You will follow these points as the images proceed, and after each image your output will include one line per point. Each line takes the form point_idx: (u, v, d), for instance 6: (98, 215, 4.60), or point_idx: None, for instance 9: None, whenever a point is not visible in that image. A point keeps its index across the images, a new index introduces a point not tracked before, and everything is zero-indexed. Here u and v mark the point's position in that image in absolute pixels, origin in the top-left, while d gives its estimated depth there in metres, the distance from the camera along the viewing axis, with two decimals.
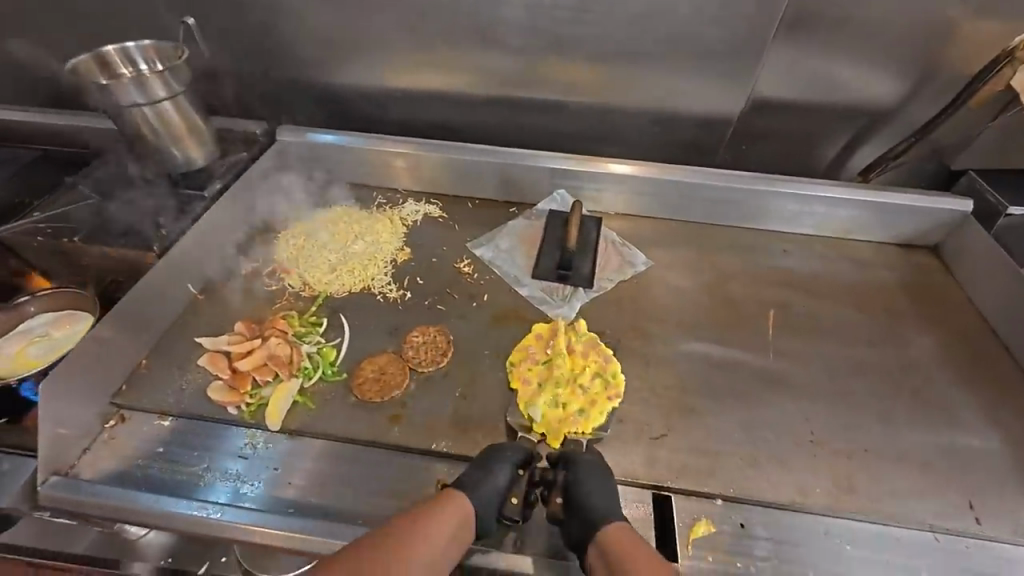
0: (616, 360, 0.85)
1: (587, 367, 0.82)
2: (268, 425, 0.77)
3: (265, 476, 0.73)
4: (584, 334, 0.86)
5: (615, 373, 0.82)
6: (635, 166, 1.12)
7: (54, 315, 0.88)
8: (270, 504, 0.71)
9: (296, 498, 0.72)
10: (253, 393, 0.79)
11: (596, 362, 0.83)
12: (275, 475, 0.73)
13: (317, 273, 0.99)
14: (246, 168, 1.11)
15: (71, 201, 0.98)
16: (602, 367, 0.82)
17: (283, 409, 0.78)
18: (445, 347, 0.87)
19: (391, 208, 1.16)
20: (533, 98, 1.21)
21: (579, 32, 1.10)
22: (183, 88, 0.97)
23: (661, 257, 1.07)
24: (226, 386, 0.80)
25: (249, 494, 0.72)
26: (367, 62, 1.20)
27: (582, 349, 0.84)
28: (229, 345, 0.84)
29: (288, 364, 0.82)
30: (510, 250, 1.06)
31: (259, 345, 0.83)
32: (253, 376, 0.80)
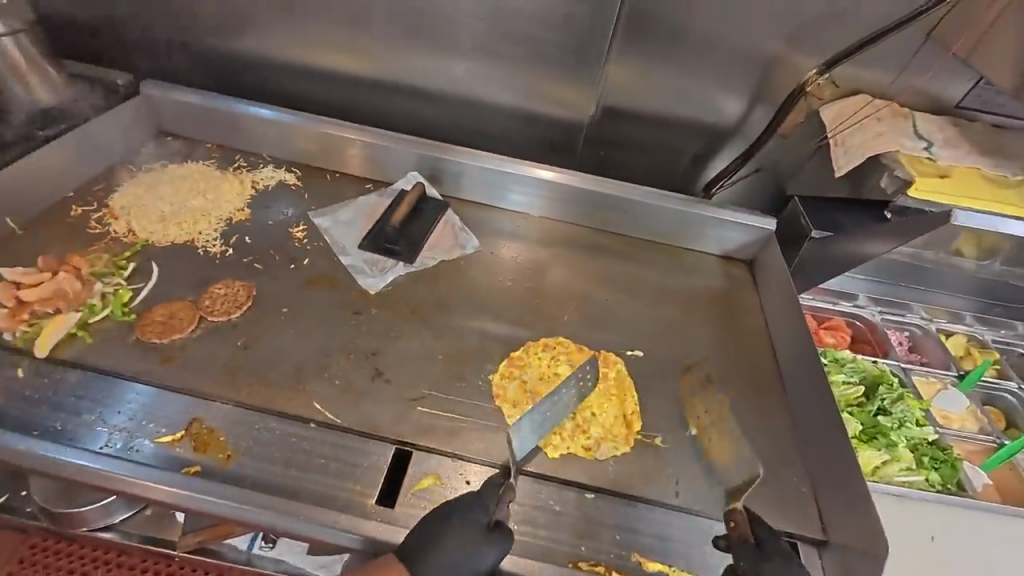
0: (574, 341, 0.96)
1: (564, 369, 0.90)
2: (34, 353, 0.79)
3: (110, 422, 0.75)
4: (541, 348, 0.92)
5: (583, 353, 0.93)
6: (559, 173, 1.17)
7: None
8: (107, 449, 0.73)
9: (132, 442, 0.74)
10: (32, 322, 0.82)
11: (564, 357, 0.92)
12: (117, 420, 0.75)
13: (145, 223, 1.01)
14: (102, 110, 1.12)
15: None
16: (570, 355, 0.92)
17: (54, 340, 0.80)
18: (243, 302, 0.91)
19: (247, 171, 1.19)
20: (402, 82, 1.26)
21: (442, 22, 1.17)
22: (24, 27, 1.04)
23: (493, 243, 1.14)
24: (5, 312, 0.81)
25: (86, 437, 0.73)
26: (242, 28, 1.24)
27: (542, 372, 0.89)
28: (22, 276, 0.85)
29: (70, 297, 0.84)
30: (348, 221, 1.11)
31: (48, 279, 0.85)
32: (34, 307, 0.82)
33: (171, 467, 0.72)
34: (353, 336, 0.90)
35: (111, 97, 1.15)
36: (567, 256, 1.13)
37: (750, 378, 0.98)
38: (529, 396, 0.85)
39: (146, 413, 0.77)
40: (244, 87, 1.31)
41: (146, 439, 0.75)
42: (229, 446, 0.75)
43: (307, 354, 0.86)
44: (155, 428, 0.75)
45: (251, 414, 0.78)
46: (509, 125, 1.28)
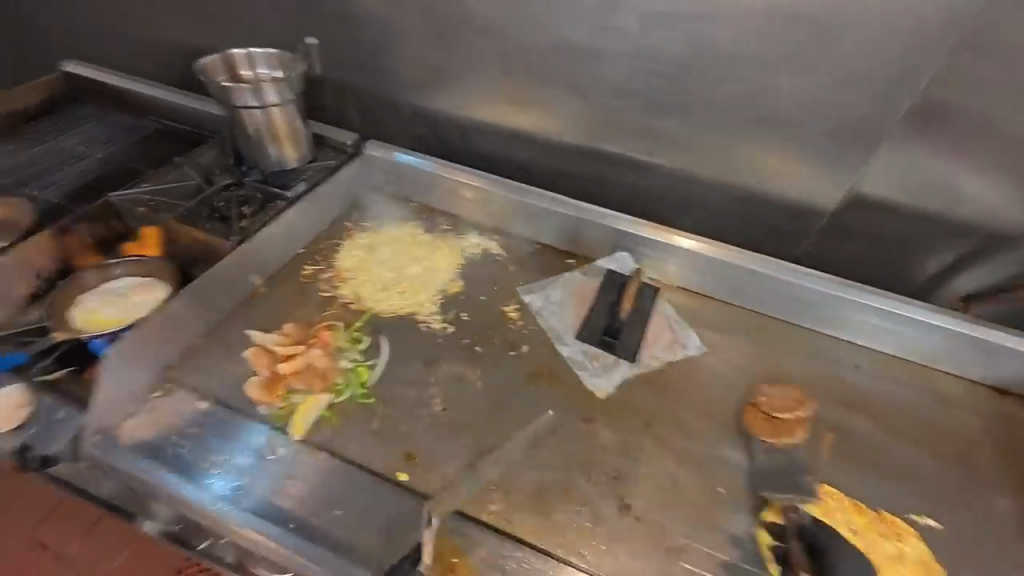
0: (842, 494, 0.80)
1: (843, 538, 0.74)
2: (290, 435, 0.79)
3: (200, 451, 0.78)
4: (806, 503, 0.77)
5: (856, 515, 0.77)
6: (701, 244, 1.08)
7: (133, 278, 0.94)
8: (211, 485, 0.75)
9: (220, 475, 0.76)
10: (285, 398, 0.83)
11: (836, 519, 0.76)
12: (206, 450, 0.78)
13: (370, 288, 1.02)
14: (334, 171, 1.16)
15: (175, 179, 1.07)
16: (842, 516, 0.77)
17: (308, 423, 0.80)
18: None
19: (453, 236, 1.17)
20: (616, 154, 1.19)
21: (677, 99, 1.08)
22: (293, 98, 1.04)
23: (715, 343, 1.01)
24: (262, 385, 0.84)
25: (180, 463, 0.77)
26: (463, 92, 1.24)
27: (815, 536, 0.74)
28: (275, 345, 0.88)
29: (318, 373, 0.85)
30: (560, 303, 1.05)
31: (301, 352, 0.87)
32: (288, 382, 0.83)
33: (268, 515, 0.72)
34: (588, 452, 0.81)
35: (339, 157, 1.19)
36: (803, 368, 0.98)
37: None
38: (810, 568, 0.71)
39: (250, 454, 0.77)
40: (451, 148, 1.33)
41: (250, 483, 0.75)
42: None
43: (544, 469, 0.78)
44: (242, 464, 0.77)
45: (493, 538, 0.71)
46: (727, 208, 1.17)
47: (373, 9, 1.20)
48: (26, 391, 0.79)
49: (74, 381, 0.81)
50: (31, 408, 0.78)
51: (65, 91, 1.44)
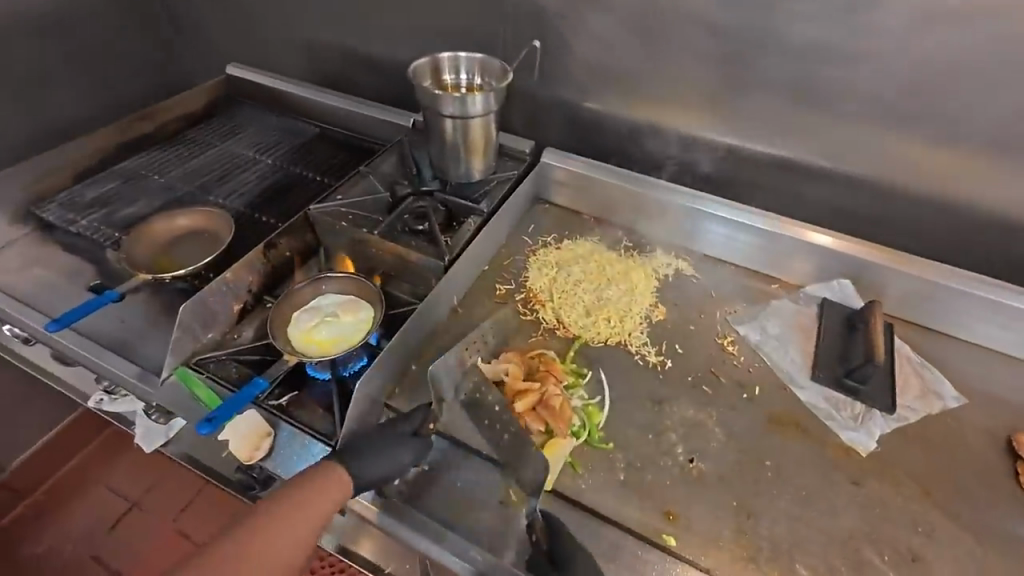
0: None
1: None
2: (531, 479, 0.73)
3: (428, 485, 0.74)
4: None
5: None
6: (840, 241, 1.00)
7: (343, 296, 0.91)
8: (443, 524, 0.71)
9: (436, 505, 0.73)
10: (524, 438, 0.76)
11: None
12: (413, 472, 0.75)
13: (572, 313, 0.95)
14: (516, 183, 1.10)
15: (364, 191, 1.04)
16: None
17: (555, 471, 0.74)
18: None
19: (641, 255, 1.08)
20: (831, 168, 1.06)
21: (927, 109, 0.94)
22: (496, 108, 0.96)
23: (975, 394, 0.87)
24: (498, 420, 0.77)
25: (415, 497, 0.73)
26: (650, 96, 1.14)
27: None
28: (505, 375, 0.82)
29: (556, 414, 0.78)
30: (779, 336, 0.94)
31: (537, 386, 0.80)
32: (527, 419, 0.77)
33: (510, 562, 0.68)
34: (867, 523, 0.71)
35: (519, 167, 1.12)
36: None
37: None
38: None
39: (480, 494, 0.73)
40: (623, 156, 1.24)
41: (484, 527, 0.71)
42: None
43: (823, 541, 0.68)
44: (455, 494, 0.74)
45: None
46: (965, 233, 1.02)
47: (561, 6, 1.11)
48: (264, 418, 0.76)
49: (301, 406, 0.79)
50: (271, 438, 0.74)
51: (226, 94, 1.45)
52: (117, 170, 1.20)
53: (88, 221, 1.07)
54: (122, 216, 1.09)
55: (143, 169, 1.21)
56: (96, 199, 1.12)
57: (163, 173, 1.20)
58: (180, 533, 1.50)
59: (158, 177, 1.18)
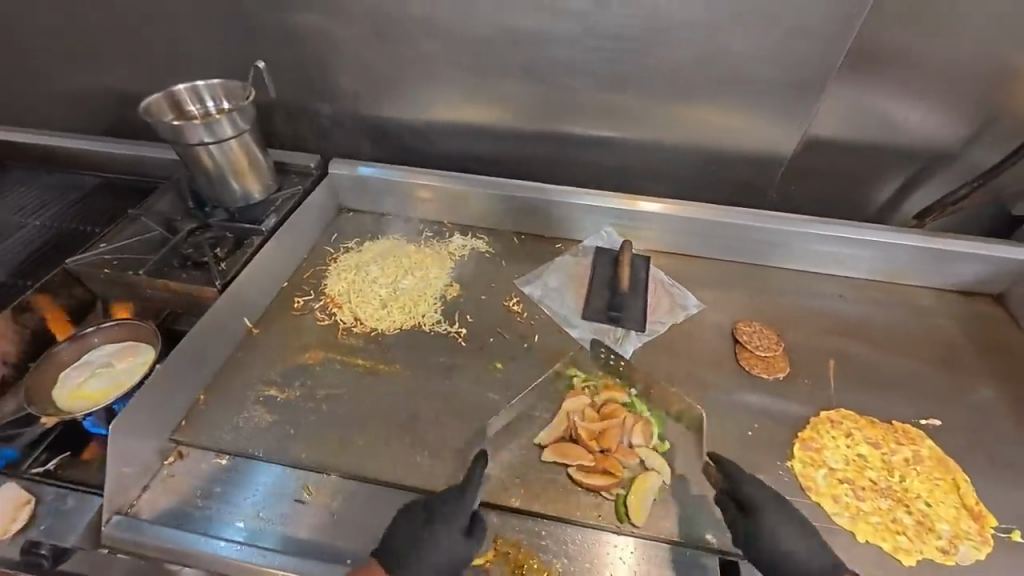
0: (851, 412, 0.85)
1: (861, 452, 0.79)
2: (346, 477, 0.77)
3: (228, 507, 0.74)
4: (824, 429, 0.82)
5: (870, 427, 0.83)
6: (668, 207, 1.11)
7: (119, 345, 0.88)
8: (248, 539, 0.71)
9: (237, 522, 0.73)
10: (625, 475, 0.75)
11: (855, 435, 0.82)
12: (209, 499, 0.75)
13: (368, 309, 1.00)
14: (304, 196, 1.12)
15: (135, 233, 1.00)
16: (858, 432, 0.82)
17: (646, 508, 0.72)
18: (774, 338, 0.96)
19: (438, 243, 1.16)
20: (584, 135, 1.22)
21: (633, 73, 1.11)
22: (249, 127, 0.98)
23: (712, 299, 1.06)
24: (596, 471, 0.75)
25: (208, 521, 0.73)
26: (419, 95, 1.22)
27: (836, 457, 0.79)
28: (588, 418, 0.80)
29: (640, 444, 0.77)
30: (558, 288, 1.06)
31: (613, 423, 0.79)
32: (615, 458, 0.76)
33: (316, 555, 0.70)
34: None
35: (306, 181, 1.15)
36: (795, 307, 1.04)
37: None
38: (846, 487, 0.75)
39: (276, 498, 0.75)
40: (417, 154, 1.32)
41: (285, 527, 0.72)
42: (545, 565, 0.69)
43: None
44: (251, 505, 0.74)
45: (555, 526, 0.71)
46: (696, 170, 1.22)
47: (313, 24, 1.16)
48: (24, 489, 0.72)
49: (74, 465, 0.76)
50: (33, 505, 0.71)
51: None
52: None
53: None
54: None
55: None
56: None
57: None
58: None
59: None
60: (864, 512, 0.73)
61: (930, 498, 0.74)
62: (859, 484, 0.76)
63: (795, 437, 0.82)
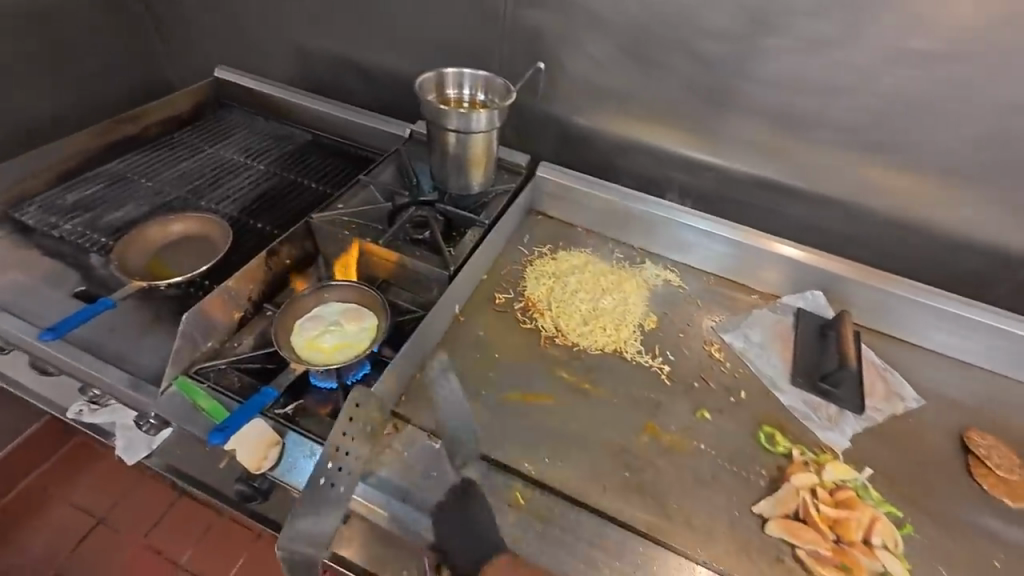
0: None
1: None
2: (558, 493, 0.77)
3: (449, 496, 0.76)
4: None
5: None
6: (805, 253, 1.08)
7: (346, 305, 0.92)
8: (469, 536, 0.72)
9: (454, 513, 0.74)
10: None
11: None
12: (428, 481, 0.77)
13: (570, 322, 0.99)
14: (514, 194, 1.13)
15: (365, 200, 1.05)
16: None
17: None
18: (1015, 460, 0.86)
19: (631, 266, 1.14)
20: (807, 188, 1.15)
21: (891, 136, 1.03)
22: (498, 125, 1.00)
23: (933, 395, 0.96)
24: (830, 561, 0.71)
25: (426, 504, 0.74)
26: (638, 114, 1.20)
27: None
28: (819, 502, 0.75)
29: (880, 546, 0.72)
30: (762, 343, 1.00)
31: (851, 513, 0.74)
32: (857, 555, 0.71)
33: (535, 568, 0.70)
34: None
35: (516, 179, 1.16)
36: None
37: None
38: None
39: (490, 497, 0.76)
40: (613, 171, 1.30)
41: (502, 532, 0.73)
42: None
43: None
44: (467, 495, 0.76)
45: None
46: (921, 248, 1.12)
47: (560, 29, 1.16)
48: (273, 429, 0.76)
49: (310, 416, 0.80)
50: (280, 446, 0.74)
51: (215, 96, 1.42)
52: (99, 173, 1.16)
53: (71, 224, 1.03)
54: (108, 220, 1.05)
55: (130, 173, 1.17)
56: (77, 202, 1.08)
57: (150, 177, 1.16)
58: (151, 547, 1.44)
59: (144, 181, 1.15)
60: None
61: None
62: None
63: None
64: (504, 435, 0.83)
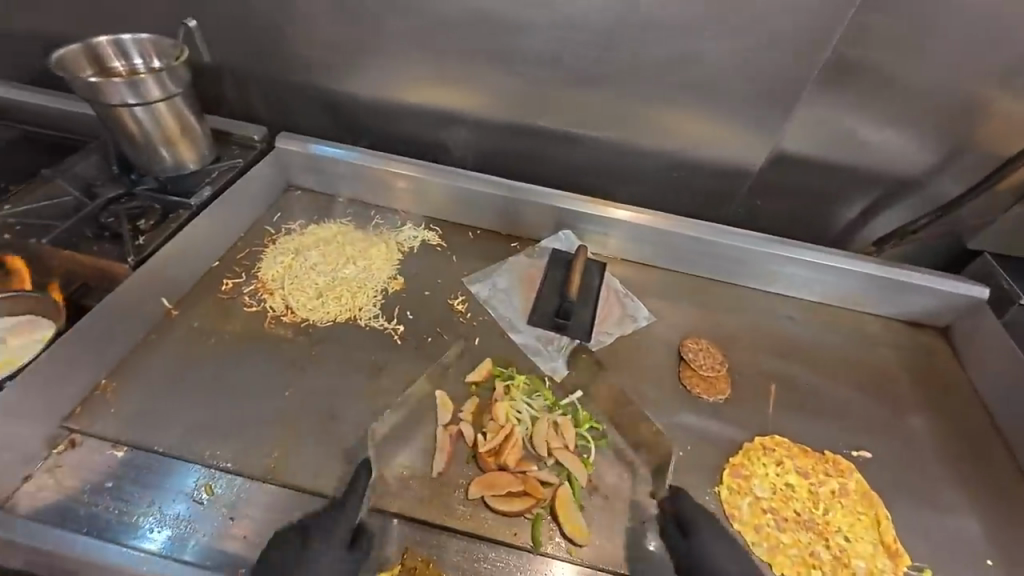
0: (788, 442, 0.84)
1: (795, 487, 0.78)
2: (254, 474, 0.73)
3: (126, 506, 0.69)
4: (757, 458, 0.81)
5: (806, 458, 0.82)
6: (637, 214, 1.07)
7: (16, 320, 0.80)
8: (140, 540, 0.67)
9: (126, 523, 0.68)
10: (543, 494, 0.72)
11: (789, 465, 0.81)
12: (97, 495, 0.70)
13: (302, 298, 0.94)
14: (245, 169, 1.05)
15: (47, 197, 0.92)
16: (795, 464, 0.81)
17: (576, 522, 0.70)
18: (719, 357, 0.94)
19: (390, 230, 1.10)
20: (553, 130, 1.17)
21: (602, 69, 1.07)
22: (180, 90, 0.90)
23: (664, 311, 1.02)
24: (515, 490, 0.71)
25: (94, 519, 0.68)
26: (380, 72, 1.16)
27: (764, 487, 0.78)
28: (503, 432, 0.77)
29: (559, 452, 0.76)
30: (507, 289, 1.01)
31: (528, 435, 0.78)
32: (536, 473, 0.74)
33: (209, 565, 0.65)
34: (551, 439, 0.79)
35: (249, 154, 1.08)
36: (749, 327, 1.01)
37: (995, 485, 0.84)
38: (769, 517, 0.75)
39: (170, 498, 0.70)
40: (377, 135, 1.25)
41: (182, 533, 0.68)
42: None
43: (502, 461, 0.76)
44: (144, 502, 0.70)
45: (464, 543, 0.68)
46: (661, 175, 1.18)
47: None
48: None
49: None
50: None
51: None
52: None
53: None
54: None
55: None
56: None
57: None
58: None
59: None
60: (783, 544, 0.73)
61: (851, 532, 0.75)
62: (783, 516, 0.75)
63: (725, 465, 0.80)
64: (203, 429, 0.77)
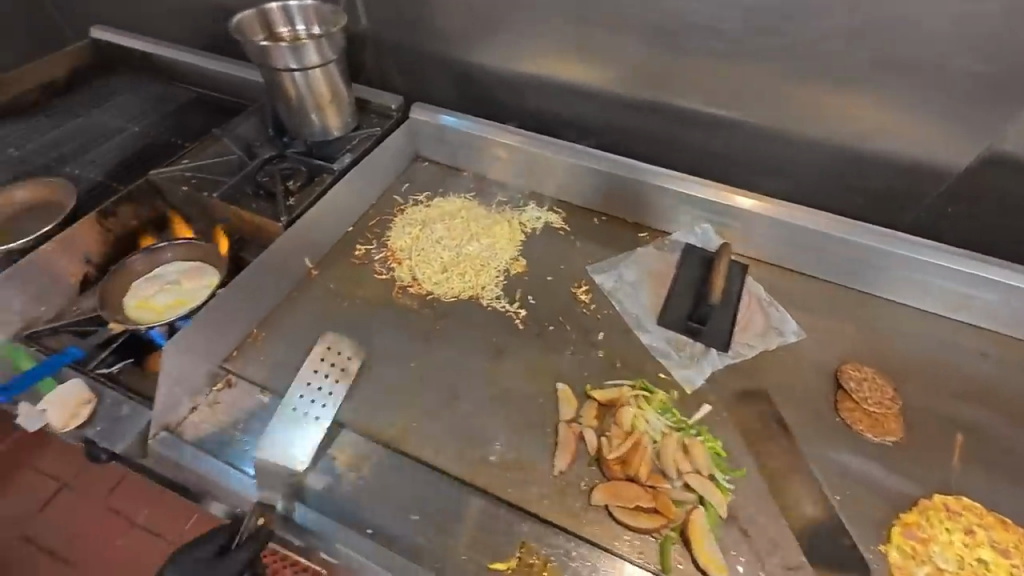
0: (981, 510, 0.69)
1: (988, 565, 0.64)
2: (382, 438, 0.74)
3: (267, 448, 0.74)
4: (938, 521, 0.67)
5: (1005, 533, 0.67)
6: (791, 211, 0.93)
7: (186, 264, 0.89)
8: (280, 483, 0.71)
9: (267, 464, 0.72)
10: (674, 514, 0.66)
11: (982, 538, 0.66)
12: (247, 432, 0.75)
13: (427, 270, 0.94)
14: (382, 138, 1.07)
15: (216, 154, 1.00)
16: (989, 538, 0.66)
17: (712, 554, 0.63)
18: (889, 391, 0.79)
19: (512, 210, 1.07)
20: (699, 112, 1.05)
21: (773, 43, 0.92)
22: (335, 57, 0.93)
23: (819, 328, 0.88)
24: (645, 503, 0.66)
25: (243, 455, 0.73)
26: (518, 42, 1.11)
27: (946, 557, 0.65)
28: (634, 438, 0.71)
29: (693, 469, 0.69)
30: (635, 283, 0.94)
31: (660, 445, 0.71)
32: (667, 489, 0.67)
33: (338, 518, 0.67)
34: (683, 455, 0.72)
35: (386, 123, 1.09)
36: (929, 360, 0.84)
37: None
38: None
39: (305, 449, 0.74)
40: (504, 110, 1.21)
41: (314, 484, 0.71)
42: None
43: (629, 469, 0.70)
44: None
45: (585, 549, 0.64)
46: (825, 170, 1.02)
47: None
48: (88, 386, 0.75)
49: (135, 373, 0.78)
50: (92, 405, 0.73)
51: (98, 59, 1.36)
52: None
53: None
54: None
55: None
56: None
57: (18, 145, 1.14)
58: (111, 509, 1.52)
59: (13, 150, 1.13)
60: None
61: None
62: None
63: (895, 523, 0.68)
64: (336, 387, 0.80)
